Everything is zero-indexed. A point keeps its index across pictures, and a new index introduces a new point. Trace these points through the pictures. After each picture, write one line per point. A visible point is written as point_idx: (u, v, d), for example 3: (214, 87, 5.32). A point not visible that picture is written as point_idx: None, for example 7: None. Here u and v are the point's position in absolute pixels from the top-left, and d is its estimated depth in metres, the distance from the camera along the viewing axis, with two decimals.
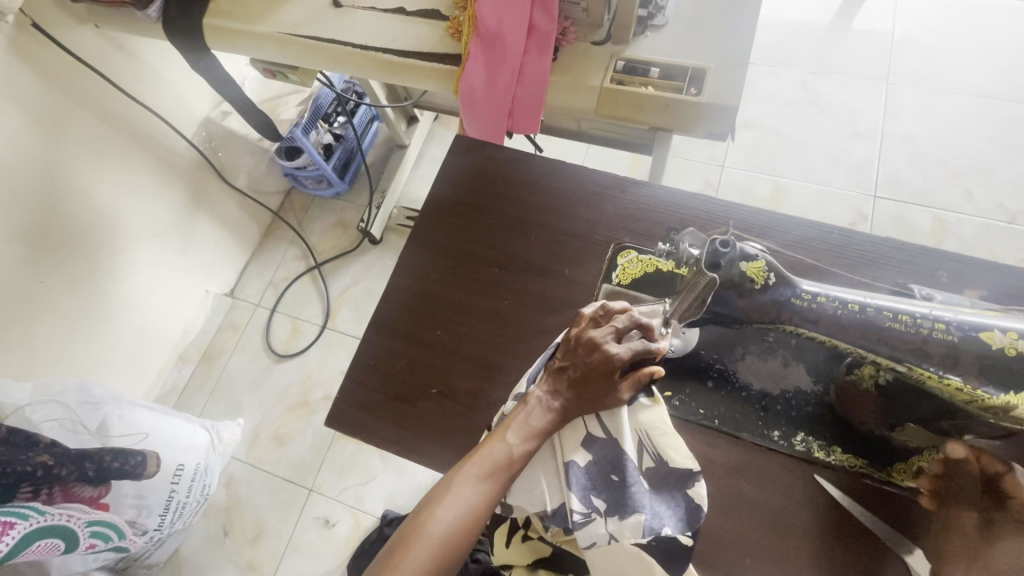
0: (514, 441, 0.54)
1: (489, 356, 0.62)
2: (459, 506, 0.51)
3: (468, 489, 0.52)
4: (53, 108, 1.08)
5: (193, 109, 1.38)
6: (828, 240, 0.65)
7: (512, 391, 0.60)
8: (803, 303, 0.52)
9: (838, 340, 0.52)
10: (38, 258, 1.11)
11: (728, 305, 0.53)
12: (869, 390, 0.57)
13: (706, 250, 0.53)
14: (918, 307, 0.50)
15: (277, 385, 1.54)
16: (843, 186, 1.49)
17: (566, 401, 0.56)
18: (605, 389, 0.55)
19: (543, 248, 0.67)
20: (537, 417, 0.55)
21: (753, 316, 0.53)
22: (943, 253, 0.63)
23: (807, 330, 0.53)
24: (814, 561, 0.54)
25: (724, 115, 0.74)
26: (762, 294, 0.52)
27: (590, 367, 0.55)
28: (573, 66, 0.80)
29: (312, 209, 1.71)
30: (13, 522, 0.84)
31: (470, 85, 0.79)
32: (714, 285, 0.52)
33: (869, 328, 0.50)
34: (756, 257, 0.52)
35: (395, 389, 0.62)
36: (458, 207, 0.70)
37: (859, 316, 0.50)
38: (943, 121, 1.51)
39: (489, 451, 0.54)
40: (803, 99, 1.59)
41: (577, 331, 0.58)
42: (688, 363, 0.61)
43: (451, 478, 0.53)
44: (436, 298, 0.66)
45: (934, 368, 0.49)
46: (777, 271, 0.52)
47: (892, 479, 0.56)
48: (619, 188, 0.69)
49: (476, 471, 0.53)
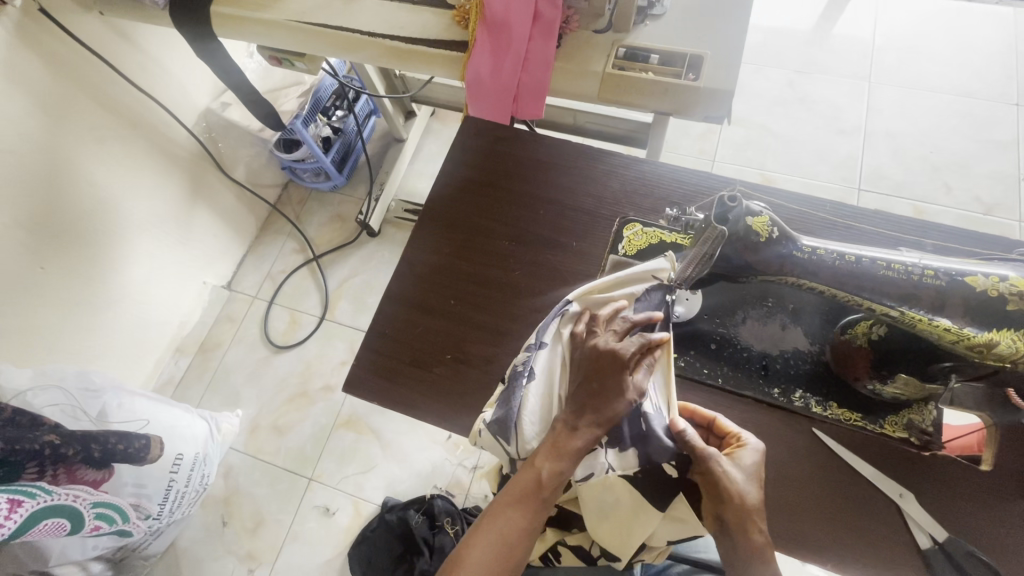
0: (543, 465, 0.55)
1: (500, 324, 0.65)
2: (499, 531, 0.54)
3: (503, 518, 0.55)
4: (56, 94, 1.08)
5: (194, 100, 1.39)
6: (821, 211, 0.69)
7: (523, 344, 0.62)
8: (804, 256, 0.55)
9: (836, 290, 0.55)
10: (40, 244, 1.11)
11: (738, 259, 0.56)
12: (864, 346, 0.59)
13: (715, 207, 0.55)
14: (909, 257, 0.53)
15: (275, 376, 1.54)
16: (829, 179, 1.55)
17: (586, 413, 0.56)
18: (618, 389, 0.55)
19: (552, 221, 0.70)
20: (562, 439, 0.55)
21: (759, 269, 0.56)
22: (928, 224, 0.67)
23: (809, 282, 0.56)
24: (814, 507, 0.57)
25: (721, 98, 0.77)
26: (767, 247, 0.55)
27: (597, 367, 0.56)
28: (576, 53, 0.83)
29: (310, 203, 1.73)
30: (21, 500, 0.83)
31: (477, 72, 0.82)
32: (721, 237, 0.53)
33: (865, 277, 0.53)
34: (760, 213, 0.54)
35: (410, 356, 0.64)
36: (469, 184, 0.72)
37: (856, 265, 0.54)
38: (923, 118, 1.58)
39: (521, 477, 0.56)
40: (789, 96, 1.64)
41: (579, 337, 0.60)
42: (691, 327, 0.64)
43: (488, 510, 0.56)
44: (449, 270, 0.68)
45: (925, 311, 0.52)
46: (780, 228, 0.54)
47: (886, 432, 0.60)
48: (625, 164, 0.72)
49: (507, 499, 0.55)
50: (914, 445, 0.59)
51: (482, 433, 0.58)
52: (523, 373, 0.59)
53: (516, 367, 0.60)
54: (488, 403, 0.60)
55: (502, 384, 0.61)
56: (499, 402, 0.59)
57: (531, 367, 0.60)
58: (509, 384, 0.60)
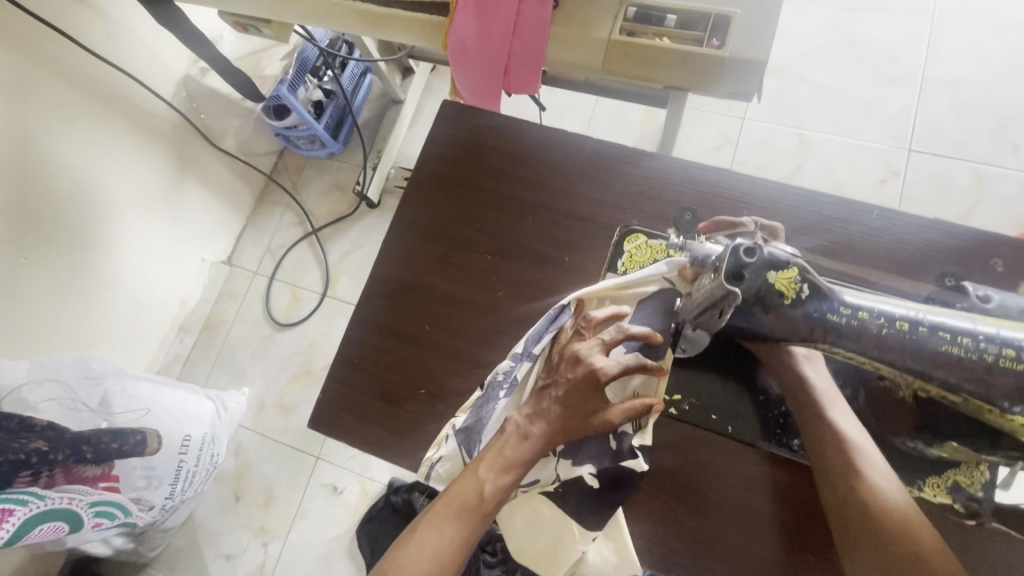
0: (488, 476, 0.50)
1: (473, 350, 0.59)
2: (430, 547, 0.48)
3: (436, 532, 0.48)
4: (15, 68, 1.00)
5: (169, 67, 1.30)
6: (868, 221, 0.61)
7: (509, 352, 0.57)
8: (841, 320, 0.47)
9: (881, 361, 0.48)
10: (20, 234, 1.07)
11: (753, 320, 0.50)
12: (909, 403, 0.56)
13: (728, 259, 0.45)
14: (983, 328, 0.45)
15: (280, 354, 1.52)
16: (875, 139, 1.37)
17: (545, 425, 0.51)
18: (591, 406, 0.51)
19: (541, 233, 0.61)
20: (511, 449, 0.51)
21: (780, 333, 0.50)
22: (987, 240, 0.60)
23: (845, 349, 0.49)
24: (780, 539, 0.58)
25: (752, 69, 0.64)
26: (793, 310, 0.48)
27: (572, 378, 0.52)
28: (577, 13, 0.69)
29: (306, 170, 1.64)
30: (11, 509, 0.84)
31: (461, 38, 0.70)
32: (736, 299, 0.45)
33: (921, 352, 0.46)
34: (787, 266, 0.47)
35: (381, 390, 0.58)
36: (447, 184, 0.64)
37: (910, 337, 0.46)
38: (991, 63, 1.36)
39: (460, 486, 0.50)
40: (835, 40, 1.44)
41: (561, 343, 0.55)
42: (707, 366, 0.61)
43: (419, 523, 0.50)
44: (423, 288, 0.61)
45: (1001, 404, 0.45)
46: (811, 284, 0.48)
47: (926, 495, 0.55)
48: (628, 161, 0.63)
49: (444, 511, 0.49)
50: (959, 512, 0.55)
51: (448, 441, 0.54)
52: (504, 384, 0.55)
53: (498, 375, 0.55)
54: (461, 407, 0.56)
55: (481, 391, 0.56)
56: (472, 408, 0.55)
57: (513, 377, 0.55)
58: (487, 392, 0.55)
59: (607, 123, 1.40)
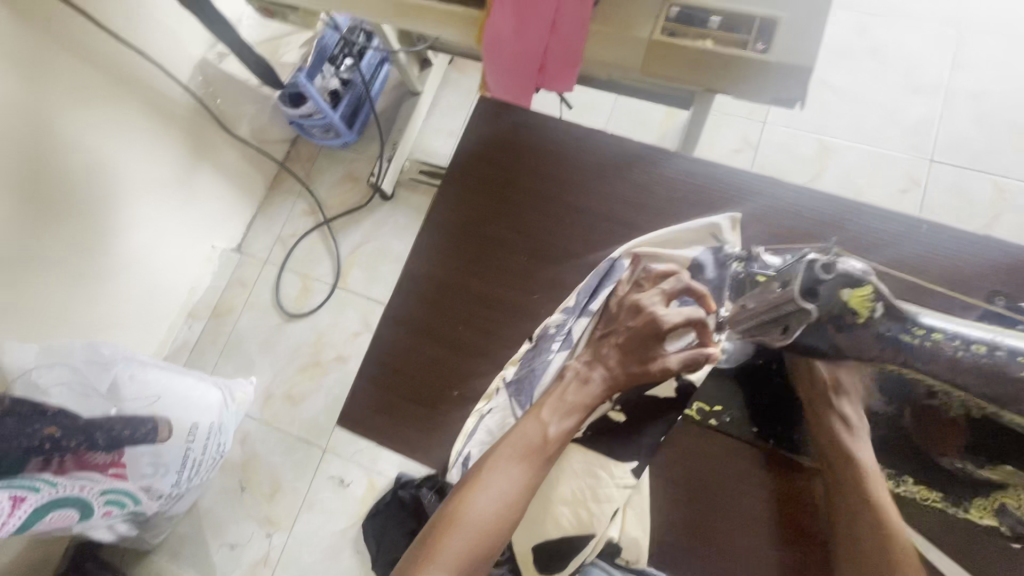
0: (552, 419, 0.51)
1: (495, 349, 0.59)
2: (498, 488, 0.49)
3: (503, 472, 0.49)
4: (30, 47, 0.99)
5: (186, 50, 1.28)
6: (916, 235, 0.61)
7: (561, 306, 0.58)
8: (915, 340, 0.47)
9: (953, 382, 0.48)
10: (33, 216, 1.05)
11: (823, 339, 0.49)
12: (959, 420, 0.52)
13: (803, 270, 0.47)
14: None
15: (289, 345, 1.51)
16: (896, 149, 1.36)
17: (605, 372, 0.53)
18: (651, 354, 0.51)
19: (580, 234, 0.62)
20: (571, 394, 0.52)
21: (851, 351, 0.49)
22: None
23: (916, 369, 0.48)
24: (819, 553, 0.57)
25: (796, 76, 0.63)
26: (865, 328, 0.47)
27: (632, 327, 0.52)
28: (620, 11, 0.67)
29: (319, 160, 1.62)
30: (24, 495, 0.85)
31: (497, 31, 0.69)
32: (809, 316, 0.47)
33: (998, 375, 0.45)
34: (862, 282, 0.47)
35: (413, 390, 0.59)
36: (486, 183, 0.64)
37: (988, 360, 0.45)
38: (1017, 75, 1.35)
39: (524, 430, 0.51)
40: (859, 46, 1.42)
41: (619, 295, 0.56)
42: (746, 374, 0.59)
43: (482, 464, 0.50)
44: (458, 288, 0.61)
45: None
46: (886, 302, 0.47)
47: (971, 517, 0.54)
48: (668, 163, 0.63)
49: (509, 454, 0.50)
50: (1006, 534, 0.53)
51: (498, 394, 0.56)
52: (556, 337, 0.56)
53: (550, 329, 0.57)
54: (511, 360, 0.58)
55: (531, 343, 0.57)
56: (523, 361, 0.56)
57: (567, 331, 0.57)
58: (537, 346, 0.57)
59: (628, 122, 1.39)
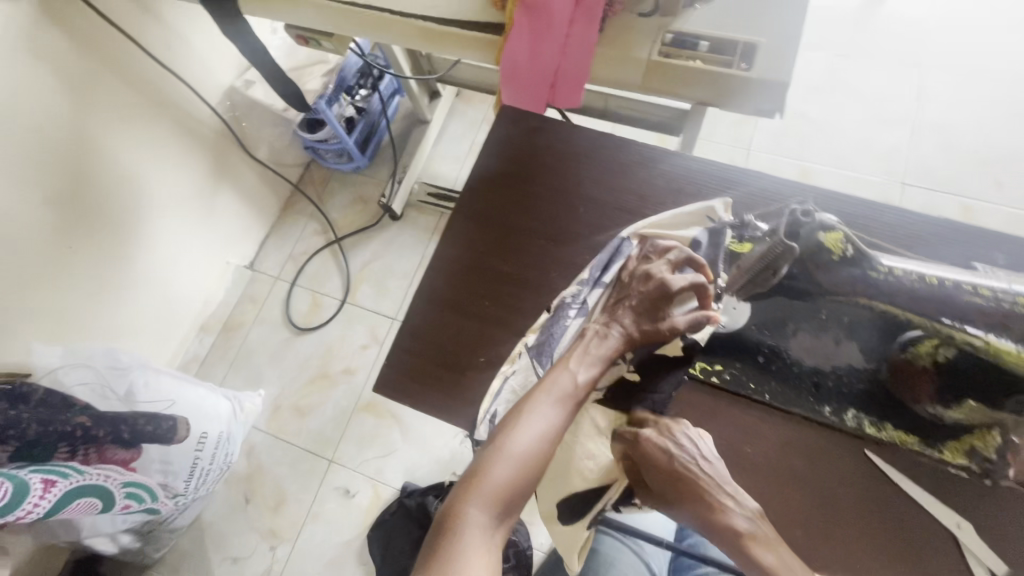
0: (579, 369, 0.58)
1: (518, 322, 0.66)
2: (535, 429, 0.55)
3: (539, 414, 0.56)
4: (81, 68, 1.07)
5: (217, 77, 1.38)
6: (882, 219, 0.70)
7: (576, 280, 0.66)
8: (880, 276, 0.57)
9: (912, 313, 0.57)
10: (69, 224, 1.12)
11: (805, 277, 0.60)
12: (927, 368, 0.58)
13: (787, 220, 0.58)
14: (999, 283, 0.54)
15: (297, 358, 1.55)
16: (870, 173, 1.48)
17: (622, 329, 0.60)
18: (662, 313, 0.60)
19: (590, 220, 0.70)
20: (594, 347, 0.59)
21: (835, 289, 0.59)
22: (985, 242, 0.68)
23: (882, 303, 0.58)
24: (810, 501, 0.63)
25: (774, 90, 0.73)
26: (840, 266, 0.57)
27: (645, 290, 0.61)
28: (621, 36, 0.77)
29: (332, 183, 1.72)
30: (55, 480, 0.88)
31: (513, 59, 0.78)
32: (793, 254, 0.57)
33: (947, 302, 0.55)
34: (834, 229, 0.57)
35: (444, 357, 0.65)
36: (505, 178, 0.72)
37: (938, 288, 0.55)
38: (974, 108, 1.49)
39: (556, 380, 0.58)
40: (831, 82, 1.56)
41: (630, 267, 0.64)
42: (740, 342, 0.65)
43: (519, 408, 0.57)
44: (482, 269, 0.69)
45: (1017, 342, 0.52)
46: (854, 245, 0.57)
47: (945, 457, 0.62)
48: (665, 161, 0.72)
49: (544, 398, 0.57)
50: (975, 471, 0.61)
51: (520, 357, 0.63)
52: (572, 305, 0.64)
53: (566, 299, 0.65)
54: (532, 328, 0.64)
55: (549, 313, 0.65)
56: (542, 328, 0.63)
57: (581, 301, 0.64)
58: (555, 314, 0.64)
59: None
